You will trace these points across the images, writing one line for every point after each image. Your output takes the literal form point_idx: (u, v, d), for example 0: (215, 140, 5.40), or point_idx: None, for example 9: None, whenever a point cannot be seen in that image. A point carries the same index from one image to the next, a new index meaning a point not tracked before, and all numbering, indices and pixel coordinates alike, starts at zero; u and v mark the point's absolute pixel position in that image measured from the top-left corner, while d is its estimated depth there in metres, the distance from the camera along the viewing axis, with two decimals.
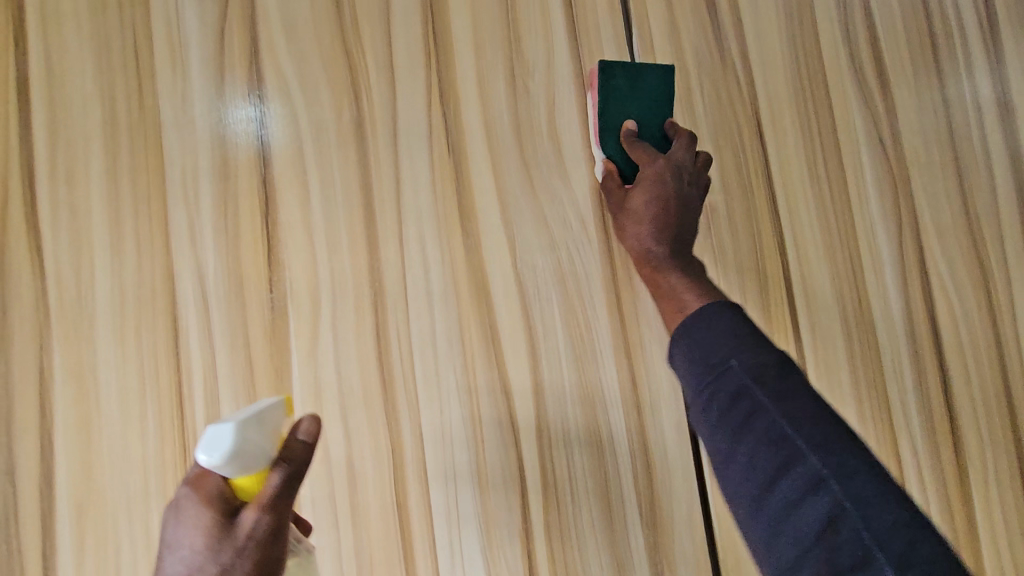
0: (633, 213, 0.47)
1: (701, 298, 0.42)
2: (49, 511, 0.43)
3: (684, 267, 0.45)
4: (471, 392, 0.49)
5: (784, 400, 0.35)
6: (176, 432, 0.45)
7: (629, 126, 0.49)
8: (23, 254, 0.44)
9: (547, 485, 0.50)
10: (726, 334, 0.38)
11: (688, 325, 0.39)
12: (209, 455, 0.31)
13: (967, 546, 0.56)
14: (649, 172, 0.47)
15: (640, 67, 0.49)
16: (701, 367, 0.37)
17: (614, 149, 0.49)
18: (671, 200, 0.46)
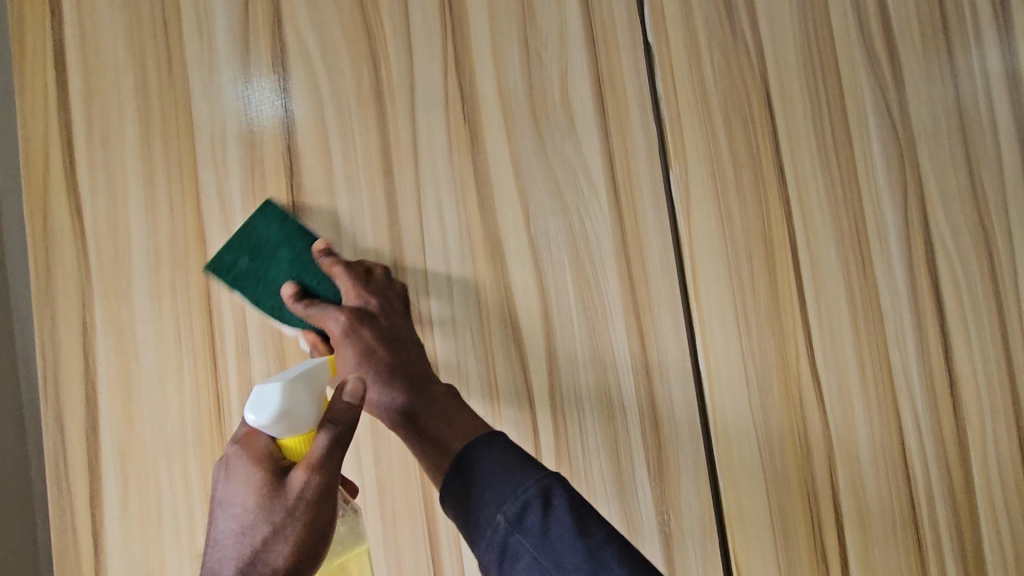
0: (339, 381, 0.44)
1: (458, 439, 0.41)
2: (94, 456, 0.46)
3: (394, 404, 0.43)
4: (487, 348, 0.53)
5: (548, 542, 0.37)
6: (211, 385, 0.47)
7: (321, 243, 0.47)
8: (64, 216, 0.47)
9: (558, 433, 0.54)
10: (491, 479, 0.39)
11: (452, 482, 0.40)
12: (259, 415, 0.34)
13: (962, 502, 0.59)
14: (335, 332, 0.44)
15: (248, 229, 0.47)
16: (475, 528, 0.39)
17: (319, 273, 0.47)
18: (376, 352, 0.44)
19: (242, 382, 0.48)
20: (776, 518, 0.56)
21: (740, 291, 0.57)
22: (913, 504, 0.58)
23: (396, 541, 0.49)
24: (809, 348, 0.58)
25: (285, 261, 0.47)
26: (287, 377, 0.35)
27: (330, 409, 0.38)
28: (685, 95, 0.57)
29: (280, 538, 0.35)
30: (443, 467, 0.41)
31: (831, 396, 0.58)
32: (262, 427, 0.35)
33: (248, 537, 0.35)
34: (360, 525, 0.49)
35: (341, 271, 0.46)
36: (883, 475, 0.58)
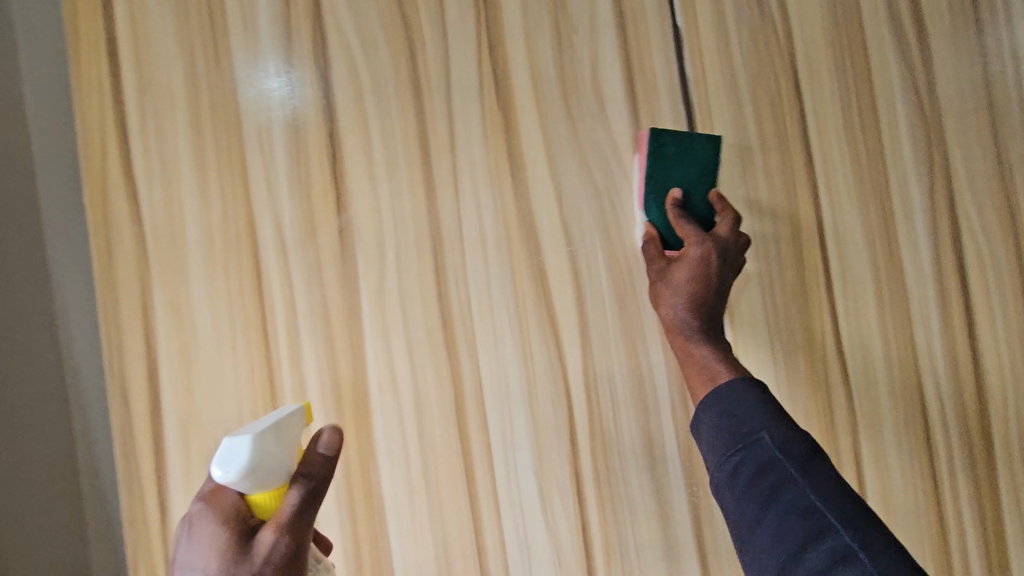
0: (670, 284, 0.50)
1: (731, 370, 0.46)
2: (158, 429, 0.49)
3: (712, 339, 0.49)
4: (522, 328, 0.54)
5: (809, 471, 0.40)
6: (264, 363, 0.50)
7: (674, 194, 0.53)
8: (123, 203, 0.49)
9: (592, 412, 0.54)
10: (742, 409, 0.43)
11: (715, 395, 0.45)
12: (226, 468, 0.37)
13: (984, 475, 0.60)
14: (692, 250, 0.49)
15: (690, 144, 0.52)
16: (732, 439, 0.43)
17: (656, 217, 0.53)
18: (711, 269, 0.49)
19: (293, 360, 0.51)
20: None
21: (768, 271, 0.58)
22: (935, 477, 0.60)
23: (441, 509, 0.52)
24: (835, 326, 0.59)
25: (677, 174, 0.53)
26: (255, 431, 0.38)
27: (304, 463, 0.41)
28: (713, 78, 0.58)
29: None
30: (712, 385, 0.46)
31: (856, 373, 0.59)
32: (230, 482, 0.37)
33: None
34: (405, 496, 0.52)
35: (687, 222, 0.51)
36: (907, 448, 0.60)
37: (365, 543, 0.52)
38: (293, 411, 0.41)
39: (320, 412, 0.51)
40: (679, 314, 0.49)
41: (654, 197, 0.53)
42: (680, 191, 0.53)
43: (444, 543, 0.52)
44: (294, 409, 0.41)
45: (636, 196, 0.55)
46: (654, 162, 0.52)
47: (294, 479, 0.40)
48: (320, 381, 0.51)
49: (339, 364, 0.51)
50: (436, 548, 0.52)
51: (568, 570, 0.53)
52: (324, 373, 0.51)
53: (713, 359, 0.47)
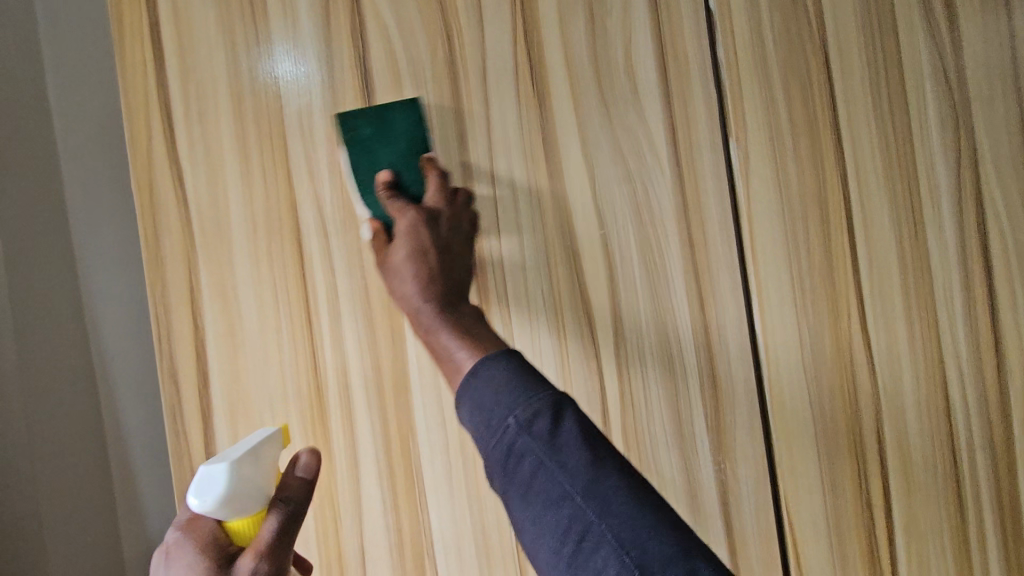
0: (395, 269, 0.47)
1: (472, 354, 0.42)
2: (207, 405, 0.51)
3: (457, 322, 0.45)
4: (556, 312, 0.57)
5: (559, 451, 0.38)
6: (307, 343, 0.52)
7: (384, 175, 0.49)
8: (170, 188, 0.51)
9: (624, 389, 0.58)
10: (494, 389, 0.40)
11: (462, 386, 0.41)
12: (203, 498, 0.41)
13: (1002, 455, 0.62)
14: (403, 222, 0.48)
15: (391, 114, 0.50)
16: (487, 432, 0.39)
17: (378, 208, 0.50)
18: (428, 253, 0.47)
19: (335, 340, 0.52)
20: (826, 469, 0.60)
21: (797, 254, 0.59)
22: (954, 457, 0.62)
23: (478, 487, 0.53)
24: (860, 309, 0.60)
25: (397, 151, 0.50)
26: (232, 460, 0.42)
27: (283, 488, 0.44)
28: (744, 62, 0.58)
29: None
30: (458, 376, 0.42)
31: (881, 355, 0.60)
32: (208, 510, 0.41)
33: None
34: (445, 473, 0.53)
35: (406, 207, 0.48)
36: (928, 429, 0.61)
37: (406, 519, 0.53)
38: (270, 438, 0.45)
39: (361, 393, 0.52)
40: (415, 301, 0.46)
41: (367, 183, 0.50)
42: (392, 171, 0.49)
43: (481, 519, 0.53)
44: (271, 436, 0.45)
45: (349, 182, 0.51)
46: (353, 146, 0.50)
47: (272, 505, 0.43)
48: (361, 362, 0.52)
49: (379, 345, 0.52)
50: (474, 523, 0.53)
51: None
52: (364, 353, 0.52)
53: (454, 342, 0.43)
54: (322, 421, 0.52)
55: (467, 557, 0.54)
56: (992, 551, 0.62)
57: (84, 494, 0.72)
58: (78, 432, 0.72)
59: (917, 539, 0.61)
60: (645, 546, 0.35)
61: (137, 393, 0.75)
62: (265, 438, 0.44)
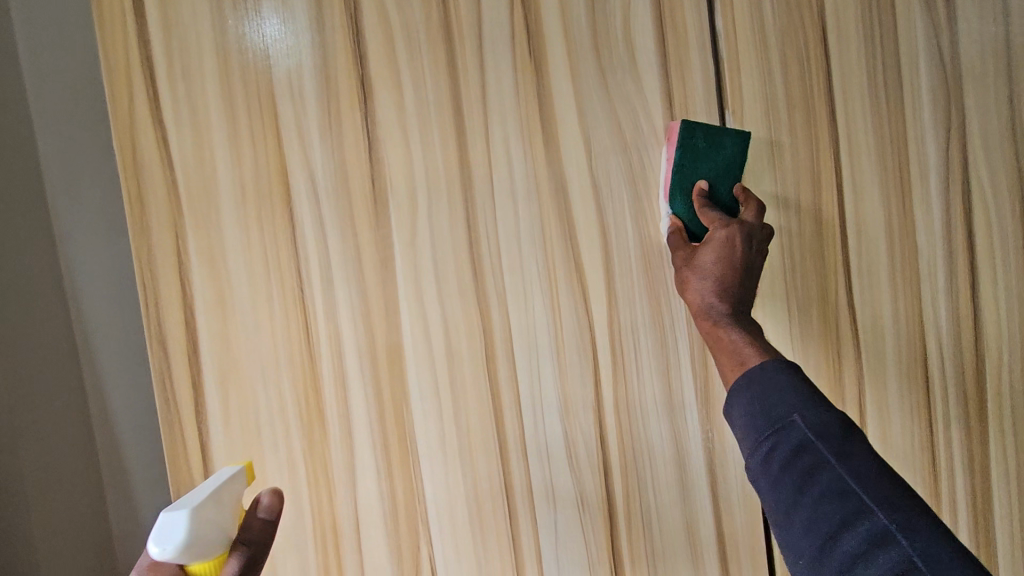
0: (699, 267, 0.52)
1: (759, 353, 0.48)
2: (197, 374, 0.50)
3: (741, 322, 0.50)
4: (551, 283, 0.55)
5: (843, 453, 0.42)
6: (298, 311, 0.51)
7: (702, 185, 0.55)
8: (154, 151, 0.49)
9: (616, 365, 0.56)
10: (773, 391, 0.45)
11: (749, 380, 0.47)
12: (165, 544, 0.42)
13: (975, 425, 0.64)
14: (717, 233, 0.51)
15: (719, 136, 0.53)
16: (763, 423, 0.45)
17: (680, 208, 0.55)
18: (738, 262, 0.51)
19: (327, 310, 0.51)
20: None
21: (787, 227, 0.60)
22: (932, 427, 0.64)
23: (472, 453, 0.54)
24: (848, 283, 0.61)
25: (708, 165, 0.54)
26: (193, 504, 0.43)
27: (244, 529, 0.47)
28: (743, 32, 0.58)
29: None
30: (745, 368, 0.48)
31: (865, 328, 0.62)
32: (168, 556, 0.42)
33: None
34: (438, 440, 0.53)
35: (712, 211, 0.53)
36: (907, 400, 0.63)
37: (400, 487, 0.53)
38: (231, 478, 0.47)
39: (355, 362, 0.52)
40: (710, 298, 0.51)
41: (679, 185, 0.54)
42: (707, 181, 0.55)
43: (475, 486, 0.54)
44: (233, 477, 0.46)
45: (663, 180, 0.55)
46: (686, 156, 0.53)
47: (234, 548, 0.46)
48: (355, 333, 0.52)
49: (372, 314, 0.52)
50: (467, 490, 0.54)
51: (589, 507, 0.56)
52: (358, 324, 0.51)
53: (741, 340, 0.49)
54: (313, 391, 0.51)
55: (460, 522, 0.54)
56: (961, 515, 0.65)
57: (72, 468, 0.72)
58: (65, 409, 0.71)
59: None
60: (926, 547, 0.37)
61: (121, 363, 0.73)
62: (227, 480, 0.46)
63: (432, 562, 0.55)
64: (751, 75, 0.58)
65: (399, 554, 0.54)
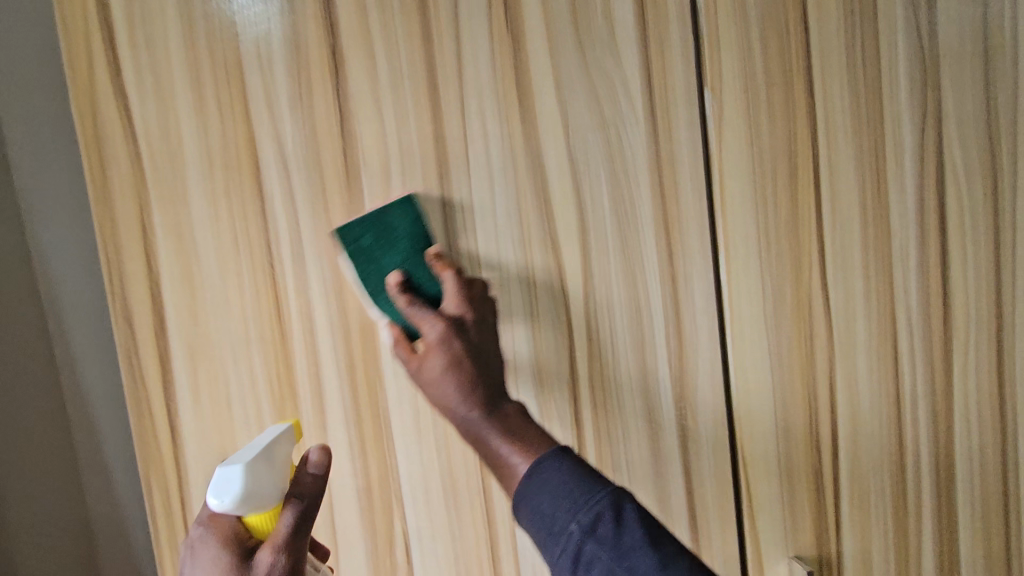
0: (433, 382, 0.48)
1: (525, 457, 0.45)
2: (164, 350, 0.49)
3: (504, 426, 0.46)
4: (527, 260, 0.55)
5: (625, 555, 0.40)
6: (269, 286, 0.50)
7: (395, 277, 0.49)
8: (117, 119, 0.47)
9: (592, 341, 0.57)
10: (554, 491, 0.42)
11: (521, 495, 0.43)
12: (224, 496, 0.42)
13: (941, 403, 0.66)
14: (430, 337, 0.48)
15: (379, 215, 0.50)
16: (549, 539, 0.42)
17: (395, 313, 0.50)
18: (463, 362, 0.47)
19: (298, 286, 0.50)
20: (780, 414, 0.62)
21: (764, 207, 0.60)
22: (900, 404, 0.65)
23: (445, 430, 0.54)
24: (821, 263, 0.61)
25: (401, 251, 0.50)
26: (247, 459, 0.44)
27: (296, 484, 0.46)
28: (725, 7, 0.57)
29: None
30: (514, 480, 0.45)
31: (837, 308, 0.62)
32: (226, 509, 0.43)
33: None
34: (412, 417, 0.53)
35: (451, 273, 0.49)
36: (876, 379, 0.64)
37: (373, 462, 0.53)
38: (280, 436, 0.47)
39: (327, 338, 0.51)
40: (451, 402, 0.47)
41: (374, 288, 0.50)
42: (403, 272, 0.50)
43: (448, 463, 0.54)
44: (282, 435, 0.47)
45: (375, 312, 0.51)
46: (358, 257, 0.49)
47: (287, 500, 0.45)
48: (327, 309, 0.51)
49: (345, 290, 0.51)
50: (441, 466, 0.54)
51: None
52: (330, 299, 0.51)
53: (506, 446, 0.45)
54: (284, 367, 0.51)
55: (434, 498, 0.54)
56: (925, 489, 0.67)
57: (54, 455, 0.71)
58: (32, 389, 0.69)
59: (860, 480, 0.65)
60: None
61: (91, 340, 0.71)
62: (276, 438, 0.46)
63: (406, 538, 0.55)
64: (731, 51, 0.57)
65: (373, 529, 0.55)
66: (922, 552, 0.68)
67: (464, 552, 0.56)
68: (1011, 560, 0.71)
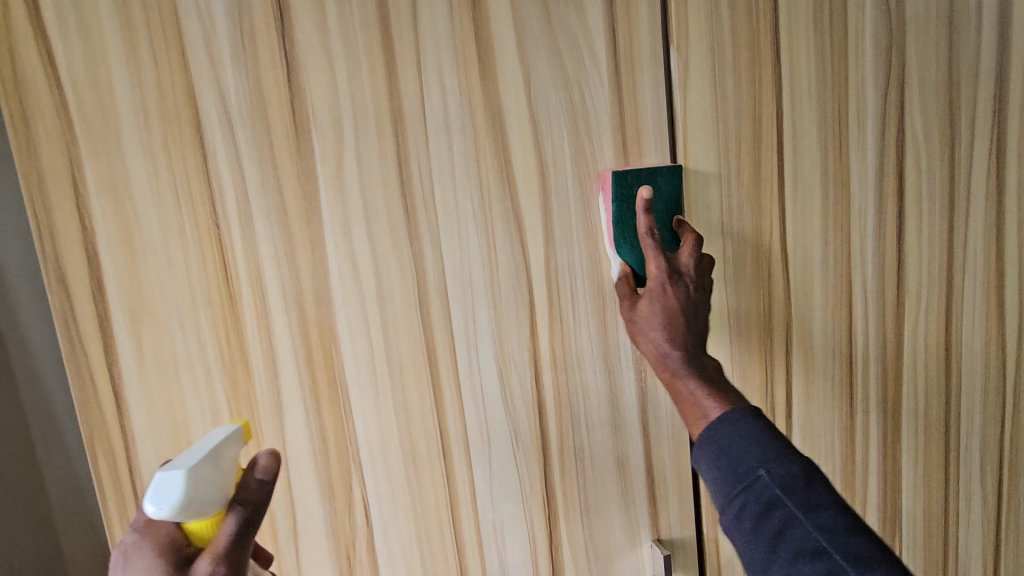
0: (651, 319, 0.53)
1: (720, 404, 0.50)
2: (105, 315, 0.47)
3: (696, 371, 0.51)
4: (486, 222, 0.53)
5: (811, 510, 0.43)
6: (215, 248, 0.48)
7: (643, 215, 0.55)
8: (38, 65, 0.44)
9: (552, 308, 0.56)
10: (742, 439, 0.46)
11: (710, 434, 0.48)
12: (160, 504, 0.39)
13: (891, 365, 0.68)
14: (661, 282, 0.53)
15: (658, 172, 0.56)
16: (732, 480, 0.46)
17: (628, 254, 0.56)
18: (677, 313, 0.53)
19: (247, 247, 0.48)
20: (737, 377, 0.63)
21: (727, 172, 0.59)
22: (852, 366, 0.67)
23: (405, 394, 0.53)
24: (782, 229, 0.62)
25: (654, 202, 0.56)
26: (190, 464, 0.40)
27: (241, 489, 0.42)
28: None
29: None
30: (706, 421, 0.49)
31: (797, 273, 0.63)
32: (164, 516, 0.39)
33: None
34: (370, 381, 0.52)
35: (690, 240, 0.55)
36: (831, 342, 0.66)
37: (330, 427, 0.52)
38: (229, 437, 0.43)
39: (279, 302, 0.49)
40: (665, 347, 0.52)
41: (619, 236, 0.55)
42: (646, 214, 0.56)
43: (408, 426, 0.54)
44: (229, 436, 0.43)
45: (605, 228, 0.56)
46: (623, 194, 0.54)
47: (229, 506, 0.41)
48: (278, 272, 0.49)
49: (296, 251, 0.49)
50: (400, 430, 0.54)
51: (524, 447, 0.57)
52: (281, 262, 0.49)
53: (700, 391, 0.50)
54: (234, 332, 0.49)
55: (393, 462, 0.54)
56: (873, 448, 0.70)
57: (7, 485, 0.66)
58: None
59: (811, 439, 0.68)
60: None
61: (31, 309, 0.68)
62: (224, 439, 0.42)
63: (365, 502, 0.54)
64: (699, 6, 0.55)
65: (331, 495, 0.54)
66: (868, 507, 0.71)
67: (425, 514, 0.56)
68: (949, 511, 0.75)
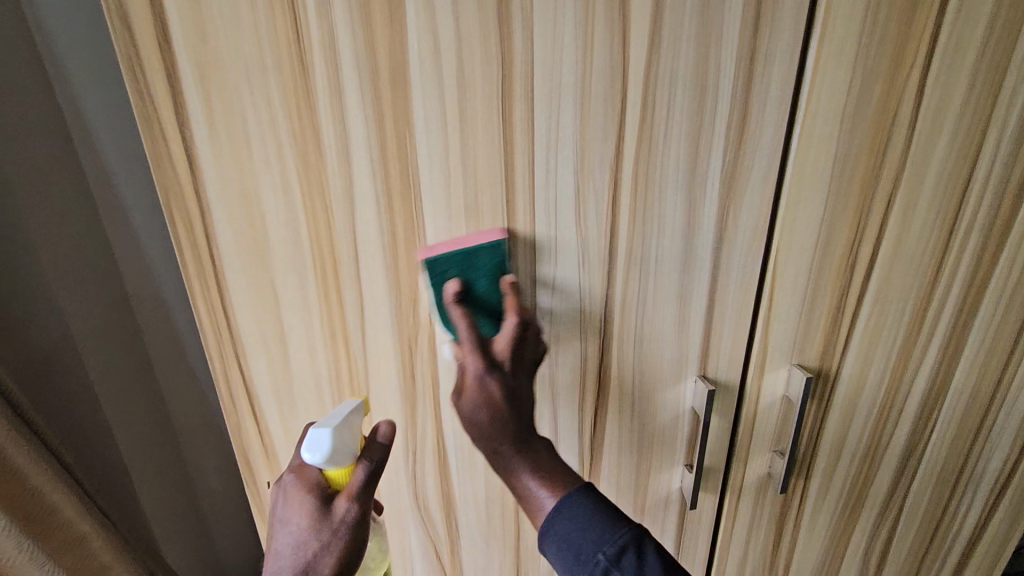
0: (470, 412, 0.56)
1: (553, 495, 0.55)
2: (175, 74, 0.45)
3: (534, 466, 0.56)
4: (587, 9, 0.46)
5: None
6: (286, 6, 0.43)
7: (454, 287, 0.52)
8: None
9: (643, 124, 0.51)
10: (579, 521, 0.53)
11: (552, 524, 0.54)
12: (314, 453, 0.52)
13: (994, 239, 0.62)
14: (470, 374, 0.55)
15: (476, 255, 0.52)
16: (579, 563, 0.52)
17: (491, 330, 0.56)
18: (500, 406, 0.55)
19: (319, 9, 0.43)
20: (824, 230, 0.58)
21: None
22: (950, 233, 0.61)
23: (477, 199, 0.51)
24: (925, 62, 0.52)
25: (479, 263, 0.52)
26: (334, 424, 0.53)
27: (366, 450, 0.56)
28: None
29: (327, 549, 0.52)
30: (542, 513, 0.55)
31: (925, 119, 0.55)
32: (314, 462, 0.53)
33: (302, 548, 0.52)
34: (443, 179, 0.50)
35: (465, 321, 0.52)
36: (937, 203, 0.59)
37: (401, 224, 0.51)
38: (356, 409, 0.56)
39: (353, 80, 0.45)
40: (495, 443, 0.56)
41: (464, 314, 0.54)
42: (458, 281, 0.52)
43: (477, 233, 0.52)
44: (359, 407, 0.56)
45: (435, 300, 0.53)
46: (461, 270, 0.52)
47: (359, 460, 0.55)
48: (354, 45, 0.44)
49: (373, 17, 0.44)
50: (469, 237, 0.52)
51: (590, 270, 0.57)
52: (355, 33, 0.44)
53: (533, 484, 0.55)
54: (305, 108, 0.46)
55: None
56: (942, 324, 0.67)
57: (101, 316, 0.76)
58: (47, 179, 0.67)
59: (882, 305, 0.64)
60: None
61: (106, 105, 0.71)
62: (356, 407, 0.55)
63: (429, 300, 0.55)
64: None
65: (398, 293, 0.54)
66: (917, 377, 0.71)
67: None
68: (997, 392, 0.74)
